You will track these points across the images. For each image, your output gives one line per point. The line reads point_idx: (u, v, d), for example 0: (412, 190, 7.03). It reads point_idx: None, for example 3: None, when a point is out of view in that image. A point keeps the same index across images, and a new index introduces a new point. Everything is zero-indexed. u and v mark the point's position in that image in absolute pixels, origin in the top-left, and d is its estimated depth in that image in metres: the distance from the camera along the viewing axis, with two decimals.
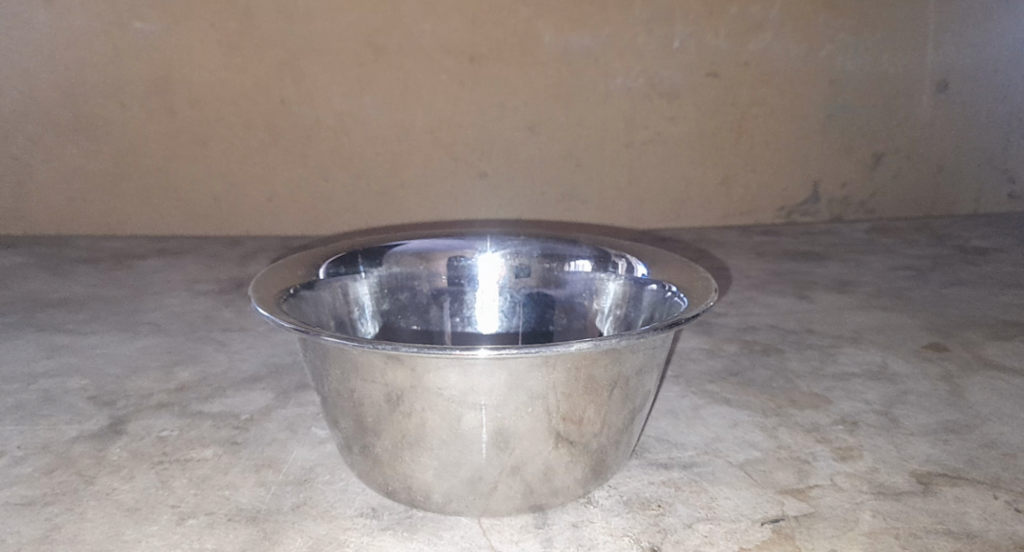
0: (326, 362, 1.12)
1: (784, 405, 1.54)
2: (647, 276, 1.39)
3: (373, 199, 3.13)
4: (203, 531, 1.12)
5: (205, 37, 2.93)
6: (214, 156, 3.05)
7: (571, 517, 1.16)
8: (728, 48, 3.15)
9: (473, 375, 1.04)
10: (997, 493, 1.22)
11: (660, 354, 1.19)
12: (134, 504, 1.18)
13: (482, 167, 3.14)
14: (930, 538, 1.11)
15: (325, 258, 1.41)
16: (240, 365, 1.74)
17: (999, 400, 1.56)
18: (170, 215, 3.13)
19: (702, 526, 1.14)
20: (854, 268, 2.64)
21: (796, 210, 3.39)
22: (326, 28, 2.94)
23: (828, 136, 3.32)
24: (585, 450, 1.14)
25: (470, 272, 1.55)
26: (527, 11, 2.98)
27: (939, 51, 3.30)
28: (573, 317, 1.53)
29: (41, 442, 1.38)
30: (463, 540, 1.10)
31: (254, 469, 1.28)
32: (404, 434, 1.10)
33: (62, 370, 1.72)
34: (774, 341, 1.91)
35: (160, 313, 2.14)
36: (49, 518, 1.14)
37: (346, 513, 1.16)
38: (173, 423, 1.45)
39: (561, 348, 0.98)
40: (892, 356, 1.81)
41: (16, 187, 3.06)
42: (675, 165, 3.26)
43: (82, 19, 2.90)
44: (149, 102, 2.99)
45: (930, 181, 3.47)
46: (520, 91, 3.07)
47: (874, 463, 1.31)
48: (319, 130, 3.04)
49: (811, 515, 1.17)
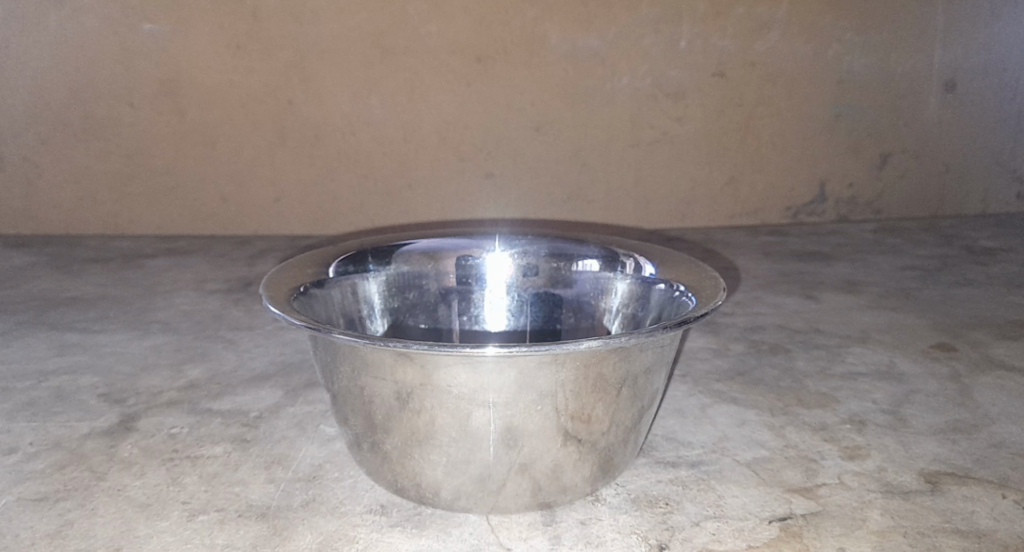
0: (335, 360, 1.13)
1: (792, 404, 1.54)
2: (655, 275, 1.40)
3: (380, 199, 3.14)
4: (214, 527, 1.12)
5: (213, 38, 2.95)
6: (222, 156, 3.06)
7: (579, 515, 1.16)
8: (735, 48, 3.15)
9: (482, 372, 1.05)
10: (1006, 492, 1.22)
11: (668, 353, 1.19)
12: (145, 499, 1.19)
13: (489, 167, 3.14)
14: (938, 536, 1.11)
15: (335, 258, 1.42)
16: (249, 364, 1.75)
17: (1007, 399, 1.56)
18: (178, 215, 3.14)
19: (710, 524, 1.15)
20: (861, 268, 2.63)
21: (803, 210, 3.39)
22: (333, 29, 2.95)
23: (835, 136, 3.32)
24: (593, 448, 1.15)
25: (477, 271, 1.55)
26: (534, 12, 2.99)
27: (946, 51, 3.29)
28: (581, 316, 1.54)
29: (54, 438, 1.39)
30: (472, 537, 1.11)
31: (264, 466, 1.29)
32: (413, 431, 1.11)
33: (74, 368, 1.73)
34: (781, 341, 1.91)
35: (169, 312, 2.15)
36: (62, 513, 1.16)
37: (355, 510, 1.17)
38: (183, 420, 1.46)
39: (570, 347, 0.99)
40: (899, 356, 1.81)
41: (26, 187, 3.08)
42: (682, 165, 3.26)
43: (92, 20, 2.92)
44: (158, 103, 3.01)
45: (938, 181, 3.46)
46: (527, 92, 3.07)
47: (882, 462, 1.32)
48: (326, 130, 3.05)
49: (818, 513, 1.17)
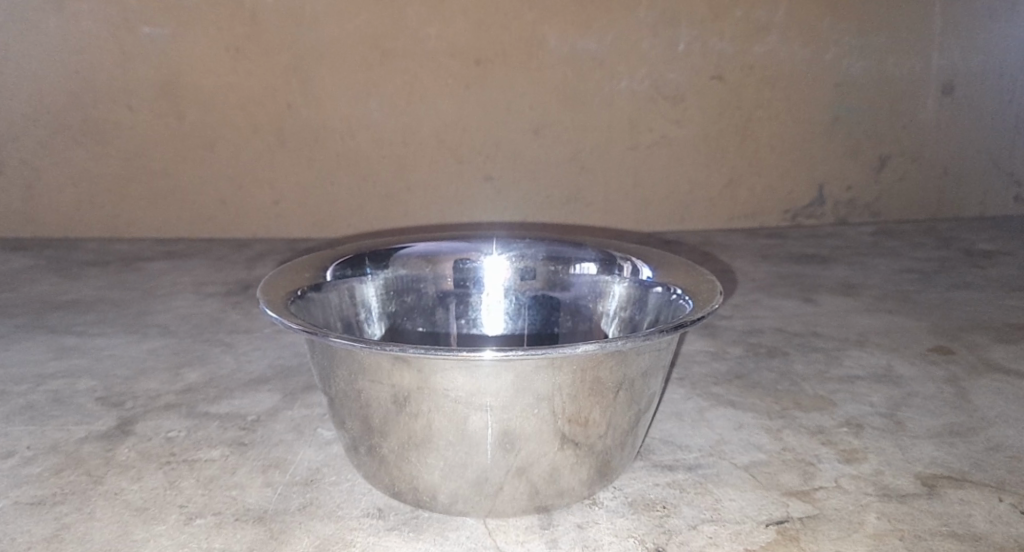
0: (333, 363, 1.13)
1: (789, 407, 1.55)
2: (653, 278, 1.40)
3: (379, 201, 3.14)
4: (211, 531, 1.12)
5: (213, 41, 2.95)
6: (221, 159, 3.06)
7: (576, 518, 1.16)
8: (733, 51, 3.15)
9: (478, 376, 1.05)
10: (1003, 495, 1.22)
11: (665, 356, 1.19)
12: (142, 503, 1.19)
13: (488, 170, 3.14)
14: (934, 540, 1.11)
15: (333, 261, 1.42)
16: (247, 367, 1.75)
17: (1004, 402, 1.56)
18: (177, 218, 3.14)
19: (707, 528, 1.15)
20: (859, 271, 2.63)
21: (802, 213, 3.39)
22: (332, 32, 2.96)
23: (833, 139, 3.32)
24: (591, 452, 1.15)
25: (475, 274, 1.56)
26: (533, 15, 2.99)
27: (945, 54, 3.30)
28: (579, 320, 1.54)
29: (51, 442, 1.39)
30: (469, 541, 1.11)
31: (261, 470, 1.29)
32: (410, 435, 1.11)
33: (71, 371, 1.73)
34: (779, 344, 1.92)
35: (167, 315, 2.16)
36: (59, 517, 1.16)
37: (353, 514, 1.17)
38: (181, 423, 1.46)
39: (567, 350, 0.99)
40: (896, 359, 1.81)
41: (25, 190, 3.08)
42: (681, 168, 3.26)
43: (91, 23, 2.92)
44: (158, 106, 3.01)
45: (937, 184, 3.46)
46: (526, 94, 3.08)
47: (879, 465, 1.32)
48: (325, 133, 3.05)
49: (815, 516, 1.17)
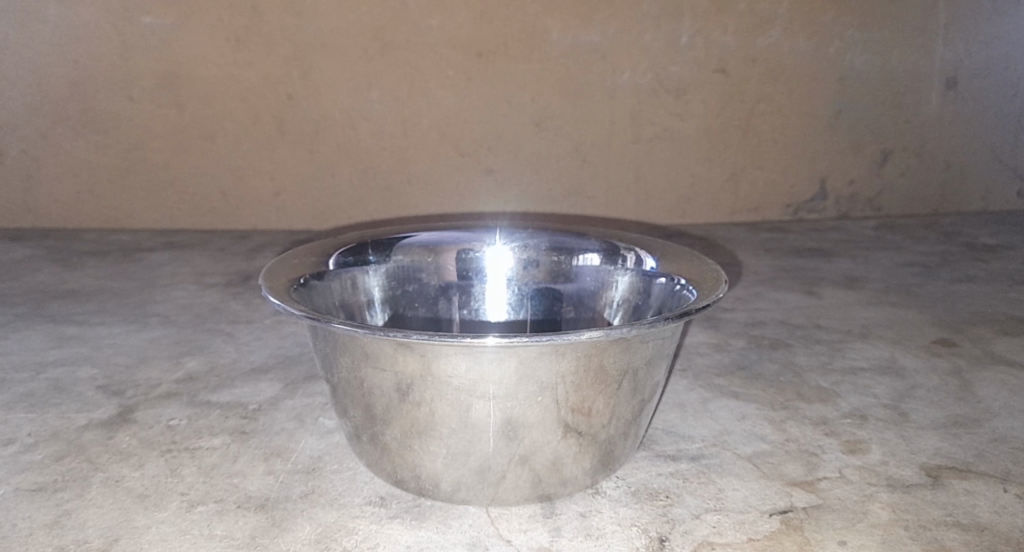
0: (335, 351, 1.12)
1: (792, 398, 1.54)
2: (656, 268, 1.39)
3: (380, 194, 3.13)
4: (213, 518, 1.12)
5: (213, 32, 2.94)
6: (221, 150, 3.05)
7: (579, 507, 1.16)
8: (736, 44, 3.14)
9: (482, 363, 1.04)
10: (1007, 486, 1.22)
11: (669, 345, 1.18)
12: (143, 490, 1.19)
13: (489, 162, 3.13)
14: (940, 530, 1.11)
15: (335, 249, 1.41)
16: (248, 356, 1.75)
17: (1008, 395, 1.55)
18: (176, 209, 3.13)
19: (711, 517, 1.14)
20: (861, 265, 2.62)
21: (804, 207, 3.39)
22: (334, 23, 2.95)
23: (836, 132, 3.31)
24: (594, 441, 1.14)
25: (478, 264, 1.55)
26: (535, 7, 2.98)
27: (949, 48, 3.29)
28: (581, 310, 1.53)
29: (52, 429, 1.38)
30: (472, 529, 1.10)
31: (263, 458, 1.29)
32: (413, 423, 1.11)
33: (72, 360, 1.72)
34: (782, 336, 1.91)
35: (168, 305, 2.15)
36: (61, 503, 1.15)
37: (354, 502, 1.16)
38: (182, 412, 1.45)
39: (572, 337, 0.98)
40: (900, 351, 1.80)
41: (24, 181, 3.07)
42: (683, 162, 3.25)
43: (91, 13, 2.91)
44: (159, 98, 3.00)
45: (939, 178, 3.45)
46: (527, 87, 3.07)
47: (884, 456, 1.31)
48: (326, 125, 3.04)
49: (819, 507, 1.16)
